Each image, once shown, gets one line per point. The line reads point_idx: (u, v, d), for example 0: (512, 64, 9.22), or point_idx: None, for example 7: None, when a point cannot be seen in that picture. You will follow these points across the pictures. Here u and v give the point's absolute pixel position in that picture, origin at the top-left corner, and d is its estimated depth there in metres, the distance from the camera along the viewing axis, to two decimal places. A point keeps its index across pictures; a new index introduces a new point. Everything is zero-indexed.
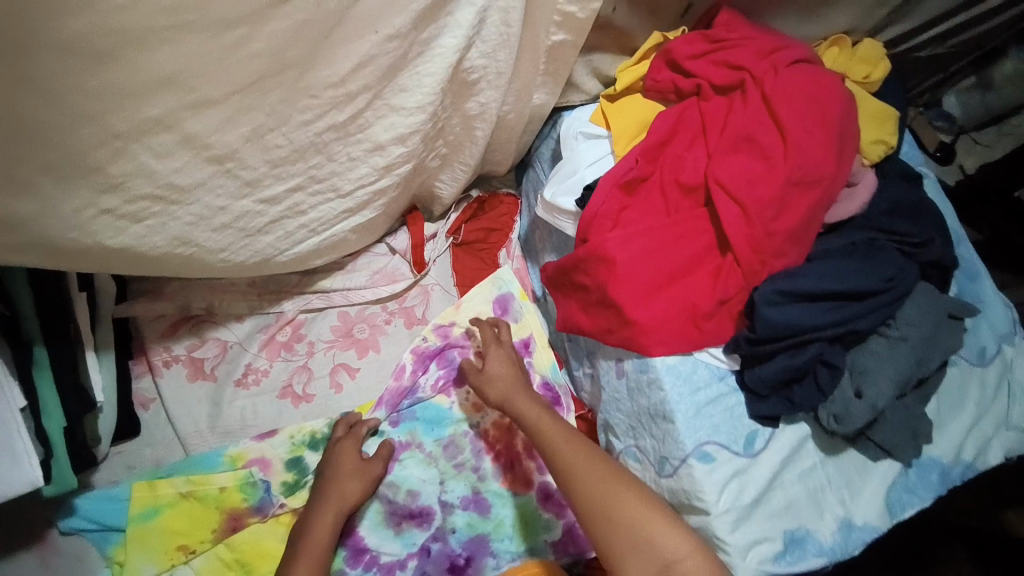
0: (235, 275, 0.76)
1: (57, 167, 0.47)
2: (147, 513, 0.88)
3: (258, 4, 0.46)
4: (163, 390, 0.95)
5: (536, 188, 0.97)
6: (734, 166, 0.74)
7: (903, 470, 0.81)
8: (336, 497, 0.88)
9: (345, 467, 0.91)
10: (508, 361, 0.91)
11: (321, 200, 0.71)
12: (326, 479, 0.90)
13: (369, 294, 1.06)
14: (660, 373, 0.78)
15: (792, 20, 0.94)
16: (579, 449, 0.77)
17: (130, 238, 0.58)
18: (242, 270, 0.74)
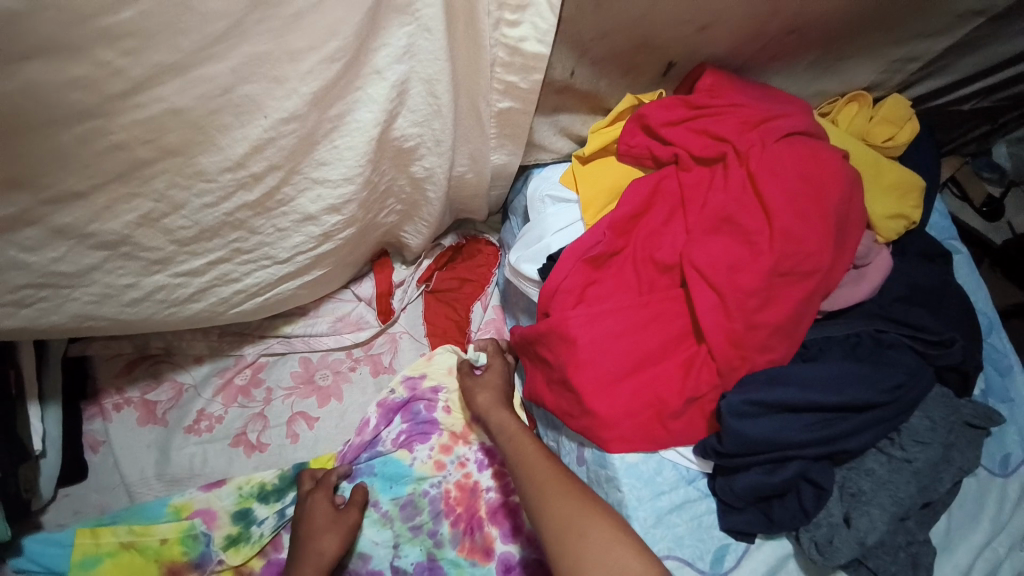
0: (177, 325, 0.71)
1: None
2: (85, 561, 0.84)
3: (104, 97, 0.42)
4: (113, 433, 0.93)
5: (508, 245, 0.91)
6: (712, 248, 0.65)
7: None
8: (314, 557, 0.83)
9: (318, 526, 0.86)
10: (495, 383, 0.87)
11: (255, 267, 0.65)
12: (301, 540, 0.86)
13: (331, 342, 1.02)
14: (618, 471, 0.69)
15: (804, 80, 0.82)
16: (553, 470, 0.69)
17: (23, 320, 0.53)
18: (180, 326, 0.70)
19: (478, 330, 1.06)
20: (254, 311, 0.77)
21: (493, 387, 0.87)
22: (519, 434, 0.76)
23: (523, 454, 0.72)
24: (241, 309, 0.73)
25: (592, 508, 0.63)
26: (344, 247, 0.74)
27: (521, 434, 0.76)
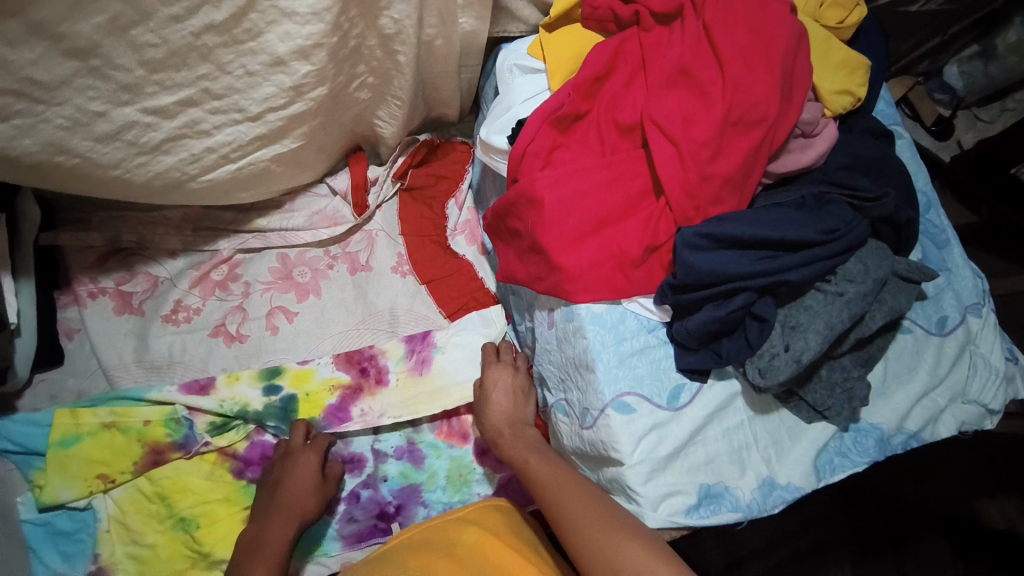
0: (148, 195, 0.74)
1: None
2: (68, 440, 0.86)
3: None
4: (88, 321, 0.93)
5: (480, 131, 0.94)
6: (669, 101, 0.69)
7: (838, 435, 0.79)
8: (292, 508, 0.83)
9: (303, 482, 0.85)
10: (510, 409, 0.86)
11: (226, 120, 0.67)
12: (275, 495, 0.84)
13: (308, 236, 1.03)
14: (584, 320, 0.75)
15: None
16: (581, 492, 0.70)
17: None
18: (151, 189, 0.72)
19: (454, 230, 1.09)
20: (226, 184, 0.78)
21: (504, 408, 0.86)
22: (538, 457, 0.77)
23: (543, 478, 0.73)
24: (210, 179, 0.75)
25: (622, 529, 0.65)
26: (317, 115, 0.75)
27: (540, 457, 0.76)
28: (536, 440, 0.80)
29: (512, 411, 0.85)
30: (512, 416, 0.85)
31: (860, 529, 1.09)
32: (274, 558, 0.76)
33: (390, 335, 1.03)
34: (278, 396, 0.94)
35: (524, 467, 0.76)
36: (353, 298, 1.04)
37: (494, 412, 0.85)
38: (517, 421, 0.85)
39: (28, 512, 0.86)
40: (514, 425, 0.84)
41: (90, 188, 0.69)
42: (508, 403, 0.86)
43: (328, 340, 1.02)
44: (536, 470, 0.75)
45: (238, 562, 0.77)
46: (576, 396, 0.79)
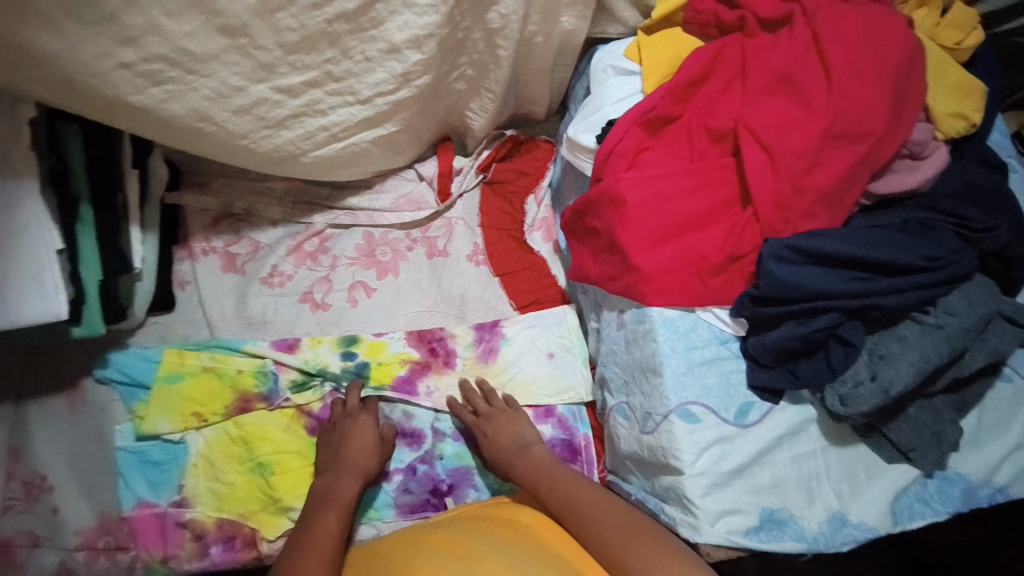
0: (263, 163, 0.81)
1: (74, 8, 0.51)
2: (172, 377, 0.96)
3: None
4: (199, 274, 1.04)
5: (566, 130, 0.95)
6: (767, 109, 0.68)
7: (921, 479, 0.73)
8: (356, 465, 0.89)
9: (366, 441, 0.92)
10: (511, 426, 0.93)
11: (340, 102, 0.73)
12: (340, 452, 0.91)
13: (393, 218, 1.10)
14: (655, 324, 0.75)
15: None
16: (596, 501, 0.75)
17: (151, 102, 0.63)
18: (269, 159, 0.79)
19: (531, 225, 1.12)
20: (328, 162, 0.85)
21: (511, 431, 0.92)
22: (562, 477, 0.81)
23: (561, 483, 0.80)
24: (317, 156, 0.81)
25: (635, 532, 0.69)
26: (418, 102, 0.80)
27: (564, 477, 0.81)
28: (544, 459, 0.86)
29: (516, 426, 0.93)
30: (512, 440, 0.91)
31: None
32: (342, 505, 0.83)
33: (459, 321, 1.08)
34: (353, 361, 1.02)
35: (552, 489, 0.79)
36: (429, 281, 1.09)
37: (501, 441, 0.91)
38: (520, 443, 0.90)
39: (125, 440, 0.95)
40: (519, 448, 0.89)
41: (216, 153, 0.77)
42: (504, 435, 0.92)
43: (401, 318, 1.07)
44: (567, 503, 0.76)
45: (312, 508, 0.83)
46: (639, 400, 0.79)
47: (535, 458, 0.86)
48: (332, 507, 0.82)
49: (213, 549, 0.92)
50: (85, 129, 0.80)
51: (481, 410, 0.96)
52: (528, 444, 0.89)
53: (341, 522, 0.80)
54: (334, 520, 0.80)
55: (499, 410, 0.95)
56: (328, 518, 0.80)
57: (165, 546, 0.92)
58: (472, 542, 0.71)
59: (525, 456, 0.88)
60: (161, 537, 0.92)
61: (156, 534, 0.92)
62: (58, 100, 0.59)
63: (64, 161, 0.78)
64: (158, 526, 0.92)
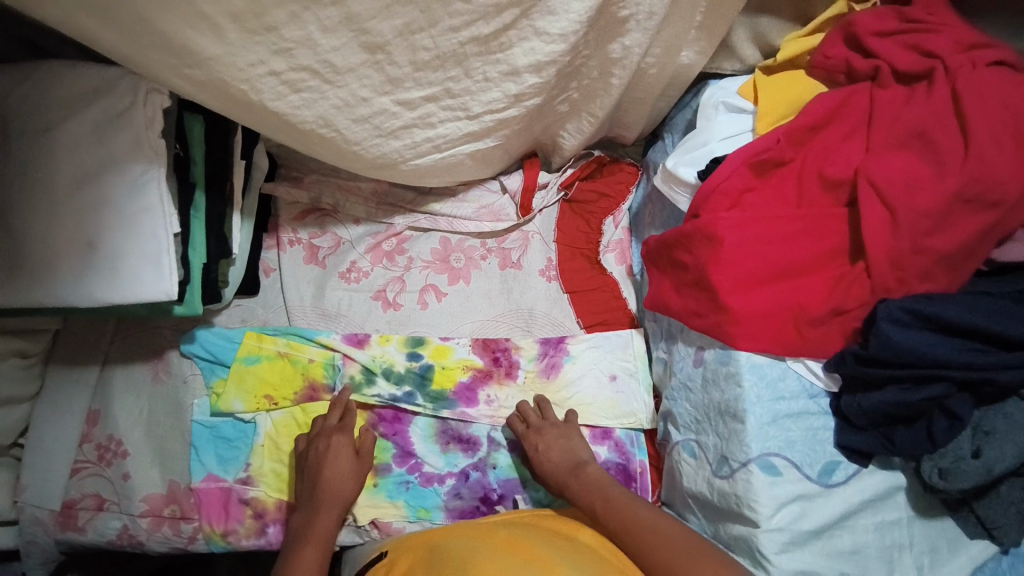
0: (367, 169, 0.84)
1: (241, 18, 0.55)
2: (250, 358, 1.00)
3: None
4: (284, 264, 1.08)
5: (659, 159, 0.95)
6: (893, 164, 0.67)
7: (996, 555, 0.70)
8: (333, 498, 0.90)
9: (341, 469, 0.91)
10: (563, 443, 0.92)
11: (450, 117, 0.76)
12: (314, 482, 0.90)
13: (472, 227, 1.11)
14: (742, 368, 0.73)
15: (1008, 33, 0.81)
16: (661, 530, 0.74)
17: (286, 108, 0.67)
18: (372, 166, 0.82)
19: (605, 247, 1.12)
20: (424, 171, 0.86)
21: (564, 450, 0.91)
22: (622, 502, 0.80)
23: (620, 504, 0.80)
24: (416, 164, 0.83)
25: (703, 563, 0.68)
26: (522, 122, 0.82)
27: (624, 502, 0.80)
28: (598, 478, 0.86)
29: (569, 442, 0.93)
30: (566, 458, 0.91)
31: None
32: (321, 542, 0.86)
33: (525, 334, 1.08)
34: (419, 363, 1.04)
35: (609, 513, 0.79)
36: (498, 291, 1.10)
37: (549, 462, 0.91)
38: (574, 462, 0.90)
39: (201, 414, 0.99)
40: (574, 467, 0.89)
41: (326, 155, 0.80)
42: (558, 451, 0.91)
43: (468, 324, 1.09)
44: (626, 523, 0.77)
45: (290, 547, 0.86)
46: (712, 442, 0.78)
47: (588, 480, 0.86)
48: (312, 547, 0.85)
49: (271, 529, 0.95)
50: (208, 120, 0.87)
51: (533, 424, 0.96)
52: (582, 464, 0.89)
53: (318, 563, 0.84)
54: (310, 561, 0.83)
55: (550, 424, 0.95)
56: (308, 555, 0.84)
57: (226, 521, 0.95)
58: (537, 548, 0.71)
59: (580, 475, 0.87)
60: (224, 512, 0.95)
61: (219, 508, 0.95)
62: (200, 97, 0.64)
63: (186, 147, 0.85)
64: (222, 501, 0.95)
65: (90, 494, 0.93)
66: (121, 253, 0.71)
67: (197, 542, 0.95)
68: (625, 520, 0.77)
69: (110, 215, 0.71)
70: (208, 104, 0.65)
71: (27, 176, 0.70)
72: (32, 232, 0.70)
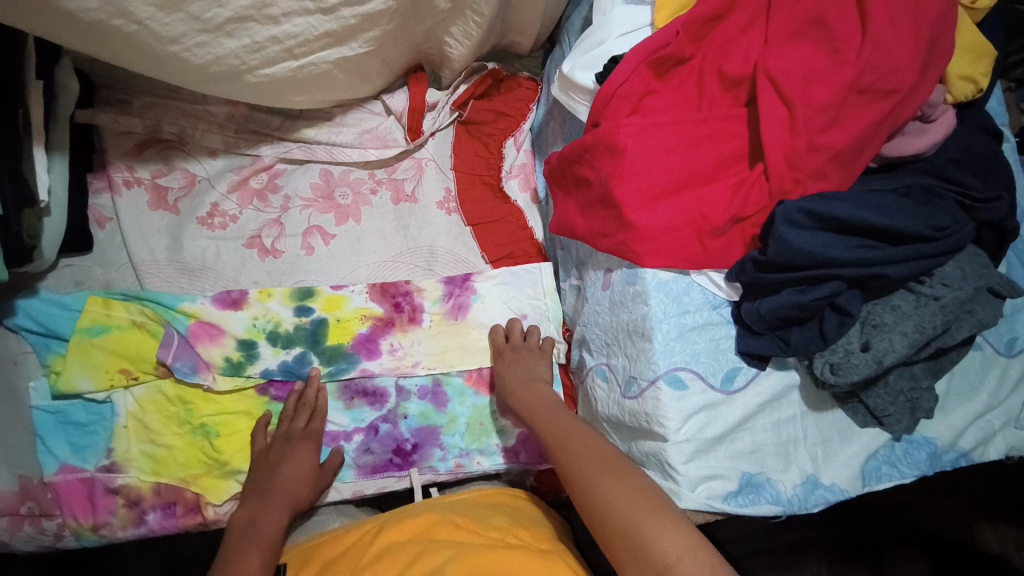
0: (201, 82, 0.69)
1: None
2: (95, 329, 0.84)
3: None
4: (121, 211, 0.88)
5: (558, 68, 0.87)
6: (793, 56, 0.64)
7: (889, 443, 0.75)
8: (286, 500, 0.82)
9: (302, 472, 0.84)
10: (528, 363, 0.91)
11: (298, 8, 0.63)
12: (269, 483, 0.83)
13: (354, 154, 0.97)
14: (649, 286, 0.69)
15: None
16: (582, 438, 0.72)
17: None
18: (208, 78, 0.68)
19: (509, 172, 1.03)
20: (282, 84, 0.73)
21: (526, 368, 0.90)
22: (562, 418, 0.78)
23: (557, 418, 0.78)
24: (268, 74, 0.70)
25: (612, 466, 0.67)
26: (392, 18, 0.70)
27: (563, 419, 0.78)
28: (544, 395, 0.85)
29: (531, 360, 0.92)
30: (522, 376, 0.90)
31: (844, 538, 1.03)
32: (265, 543, 0.76)
33: (427, 273, 1.00)
34: (309, 318, 0.94)
35: (547, 430, 0.78)
36: (393, 229, 0.99)
37: (509, 377, 0.90)
38: (528, 379, 0.89)
39: (40, 399, 0.83)
40: (524, 383, 0.88)
41: (140, 62, 0.64)
42: (516, 368, 0.91)
43: (363, 268, 0.98)
44: (558, 432, 0.75)
45: (231, 544, 0.76)
46: (621, 363, 0.76)
47: (541, 397, 0.85)
48: (254, 546, 0.74)
49: (151, 516, 0.84)
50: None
51: (514, 341, 0.94)
52: (535, 381, 0.89)
53: (265, 562, 0.73)
54: (256, 561, 0.72)
55: (527, 347, 0.93)
56: (250, 557, 0.72)
57: (95, 514, 0.82)
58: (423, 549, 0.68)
59: (540, 386, 0.88)
60: (91, 506, 0.82)
61: (84, 501, 0.82)
62: None
63: None
64: (86, 493, 0.83)
65: None
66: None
67: (66, 540, 0.81)
68: (563, 435, 0.74)
69: None
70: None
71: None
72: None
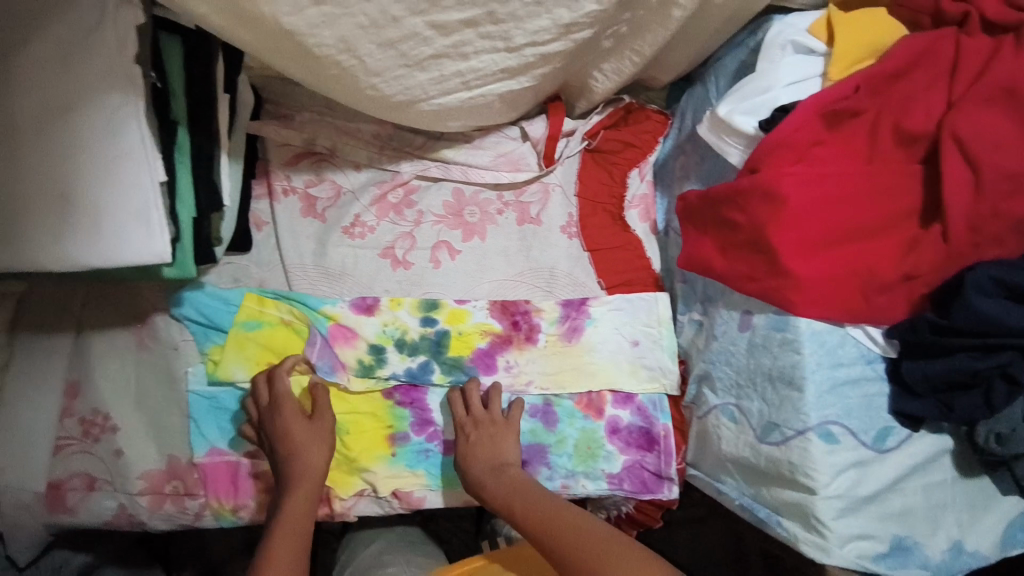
0: (378, 109, 0.74)
1: None
2: (249, 324, 0.91)
3: None
4: (278, 217, 0.96)
5: (699, 109, 0.89)
6: (980, 119, 0.63)
7: None
8: (304, 473, 0.83)
9: (297, 437, 0.84)
10: (493, 435, 0.91)
11: (488, 47, 0.67)
12: (287, 462, 0.83)
13: (489, 177, 1.02)
14: (802, 335, 0.70)
15: None
16: (567, 524, 0.79)
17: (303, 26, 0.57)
18: (386, 107, 0.73)
19: (629, 202, 1.05)
20: (445, 113, 0.77)
21: (491, 447, 0.91)
22: (544, 502, 0.84)
23: (533, 505, 0.84)
24: (439, 104, 0.74)
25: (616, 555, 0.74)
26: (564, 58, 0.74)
27: (547, 503, 0.83)
28: (520, 478, 0.88)
29: (498, 430, 0.92)
30: (492, 455, 0.90)
31: None
32: (294, 531, 0.80)
33: (546, 295, 1.03)
34: (434, 329, 0.99)
35: (529, 514, 0.83)
36: (517, 249, 1.03)
37: (479, 453, 0.90)
38: (497, 460, 0.90)
39: (197, 384, 0.88)
40: (495, 466, 0.89)
41: (335, 93, 0.69)
42: (483, 446, 0.90)
43: (485, 285, 1.02)
44: (542, 521, 0.81)
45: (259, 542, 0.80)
46: (756, 408, 0.77)
47: (511, 478, 0.88)
48: (285, 534, 0.79)
49: None
50: (188, 45, 0.72)
51: (473, 412, 0.93)
52: (508, 463, 0.89)
53: (292, 556, 0.78)
54: (282, 553, 0.77)
55: (489, 419, 0.93)
56: (278, 549, 0.77)
57: (236, 496, 0.89)
58: None
59: (514, 468, 0.89)
60: (233, 488, 0.89)
61: (228, 482, 0.89)
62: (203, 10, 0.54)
63: (164, 77, 0.71)
64: (230, 474, 0.89)
65: (79, 474, 0.85)
66: (110, 205, 0.60)
67: (204, 520, 0.89)
68: (539, 517, 0.81)
69: (89, 164, 0.59)
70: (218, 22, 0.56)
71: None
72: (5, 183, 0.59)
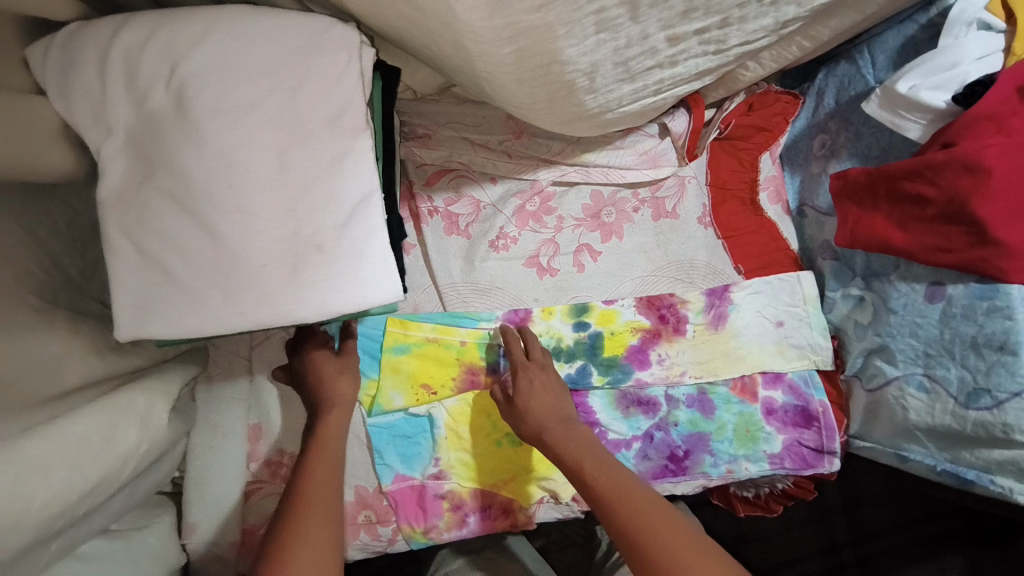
0: (568, 129, 0.82)
1: None
2: (397, 349, 0.88)
3: None
4: (426, 237, 0.95)
5: (848, 82, 0.97)
6: None
7: None
8: (337, 398, 0.78)
9: (333, 371, 0.80)
10: (551, 389, 0.84)
11: (699, 53, 0.75)
12: (317, 394, 0.79)
13: (631, 176, 1.01)
14: (1015, 301, 0.73)
15: None
16: (639, 496, 0.69)
17: (568, 56, 0.63)
18: (572, 124, 0.80)
19: (761, 184, 1.05)
20: (621, 118, 0.83)
21: (553, 396, 0.84)
22: (609, 465, 0.74)
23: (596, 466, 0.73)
24: (620, 113, 0.80)
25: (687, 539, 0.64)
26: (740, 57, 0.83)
27: (611, 466, 0.73)
28: (588, 436, 0.79)
29: (554, 385, 0.85)
30: (552, 407, 0.82)
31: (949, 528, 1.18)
32: (331, 454, 0.73)
33: (687, 286, 1.01)
34: (588, 332, 0.95)
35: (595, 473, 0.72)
36: (653, 245, 1.02)
37: (536, 406, 0.81)
38: (562, 416, 0.82)
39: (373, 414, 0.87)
40: (562, 420, 0.81)
41: (537, 119, 0.78)
42: (540, 394, 0.83)
43: (629, 283, 1.00)
44: (613, 484, 0.71)
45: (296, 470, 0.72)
46: (953, 374, 0.80)
47: (582, 435, 0.79)
48: (321, 450, 0.73)
49: (472, 518, 0.89)
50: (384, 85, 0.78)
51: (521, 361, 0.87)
52: (572, 420, 0.81)
53: (333, 479, 0.71)
54: (322, 470, 0.71)
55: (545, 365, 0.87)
56: (315, 468, 0.71)
57: (426, 519, 0.88)
58: None
59: (572, 425, 0.80)
60: (423, 511, 0.88)
61: (417, 508, 0.88)
62: (500, 52, 0.59)
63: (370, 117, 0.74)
64: (418, 500, 0.88)
65: None
66: (362, 255, 0.60)
67: (399, 543, 0.89)
68: (613, 485, 0.71)
69: (340, 216, 0.60)
70: (504, 60, 0.61)
71: (228, 166, 0.57)
72: (247, 238, 0.57)
